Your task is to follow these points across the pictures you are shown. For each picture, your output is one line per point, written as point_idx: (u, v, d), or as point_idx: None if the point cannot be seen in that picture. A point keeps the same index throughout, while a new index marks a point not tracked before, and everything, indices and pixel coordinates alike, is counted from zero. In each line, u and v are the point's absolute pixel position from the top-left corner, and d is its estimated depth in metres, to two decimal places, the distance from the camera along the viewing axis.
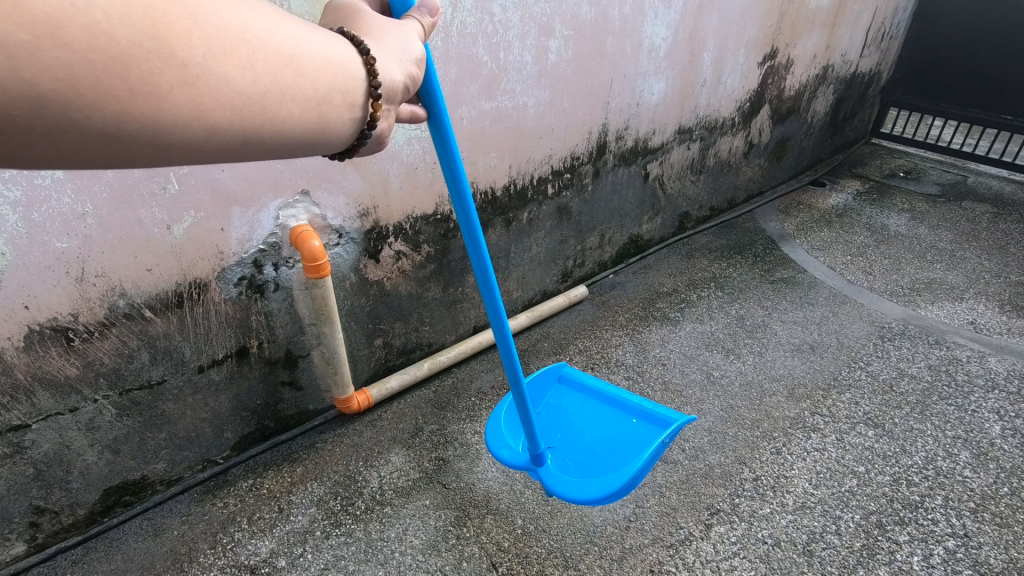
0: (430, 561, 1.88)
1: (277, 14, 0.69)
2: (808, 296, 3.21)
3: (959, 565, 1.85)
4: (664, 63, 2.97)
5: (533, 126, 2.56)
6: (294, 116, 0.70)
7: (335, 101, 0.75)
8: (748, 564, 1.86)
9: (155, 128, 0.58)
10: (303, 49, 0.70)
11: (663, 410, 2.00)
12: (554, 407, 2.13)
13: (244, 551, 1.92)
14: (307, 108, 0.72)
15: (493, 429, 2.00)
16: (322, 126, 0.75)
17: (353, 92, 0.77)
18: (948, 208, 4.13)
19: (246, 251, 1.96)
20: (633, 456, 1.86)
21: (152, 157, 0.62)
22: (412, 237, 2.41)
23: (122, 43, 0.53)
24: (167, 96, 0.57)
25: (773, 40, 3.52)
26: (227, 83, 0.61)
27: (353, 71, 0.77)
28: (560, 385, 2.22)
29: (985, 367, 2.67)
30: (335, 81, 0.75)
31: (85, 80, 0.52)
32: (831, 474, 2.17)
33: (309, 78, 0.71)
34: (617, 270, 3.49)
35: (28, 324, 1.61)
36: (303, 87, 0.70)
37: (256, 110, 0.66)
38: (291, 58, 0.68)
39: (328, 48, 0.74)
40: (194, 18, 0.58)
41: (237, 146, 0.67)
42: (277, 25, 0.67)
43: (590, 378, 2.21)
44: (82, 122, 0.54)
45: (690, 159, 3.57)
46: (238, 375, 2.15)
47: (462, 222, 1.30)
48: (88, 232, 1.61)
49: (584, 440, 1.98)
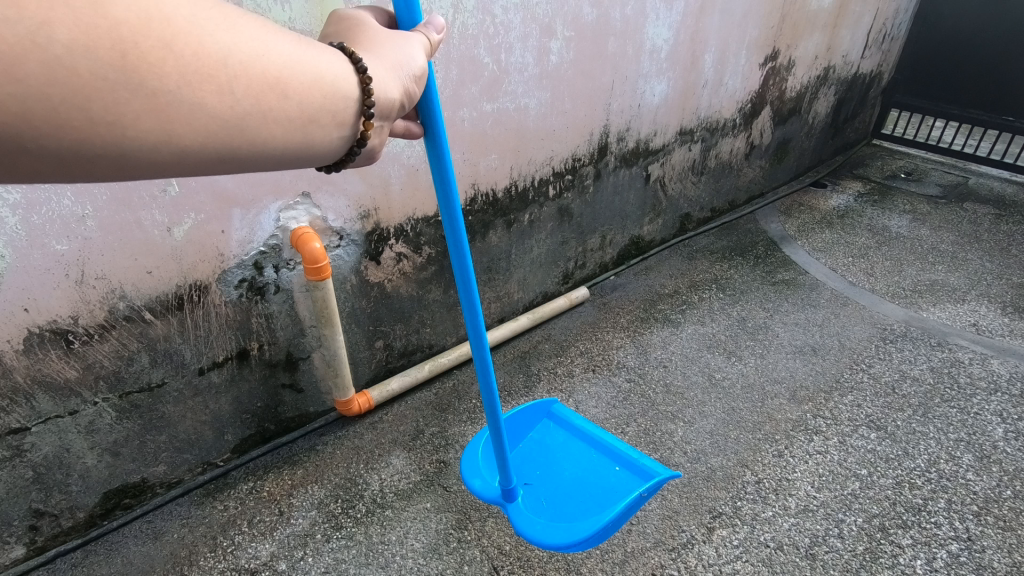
0: (430, 565, 1.87)
1: (268, 33, 0.69)
2: (809, 298, 3.20)
3: (962, 569, 1.84)
4: (665, 64, 2.96)
5: (534, 127, 2.55)
6: (276, 137, 0.70)
7: (323, 121, 0.75)
8: (750, 568, 1.85)
9: (119, 153, 0.59)
10: (294, 72, 0.70)
11: (649, 462, 1.92)
12: (536, 444, 2.04)
13: (245, 555, 1.91)
14: (292, 130, 0.71)
15: (470, 457, 1.92)
16: (308, 146, 0.75)
17: (345, 111, 0.77)
18: (950, 210, 4.12)
19: (246, 253, 1.96)
20: (607, 505, 1.78)
21: (118, 177, 0.62)
22: (413, 239, 2.40)
23: (83, 74, 0.53)
24: (132, 124, 0.57)
25: (774, 41, 3.52)
26: (203, 110, 0.61)
27: (347, 90, 0.76)
28: (548, 422, 2.12)
29: (988, 371, 2.65)
30: (323, 102, 0.74)
31: (39, 112, 0.52)
32: (833, 477, 2.16)
33: (296, 100, 0.70)
34: (618, 271, 3.48)
35: (27, 327, 1.61)
36: (289, 109, 0.70)
37: (234, 133, 0.65)
38: (275, 81, 0.67)
39: (321, 67, 0.73)
40: (171, 46, 0.58)
41: (213, 164, 0.67)
42: (264, 47, 0.67)
43: (580, 420, 2.11)
44: (38, 150, 0.55)
45: (692, 161, 3.56)
46: (238, 378, 2.14)
47: (450, 240, 1.26)
48: (89, 235, 1.60)
49: (561, 481, 1.90)
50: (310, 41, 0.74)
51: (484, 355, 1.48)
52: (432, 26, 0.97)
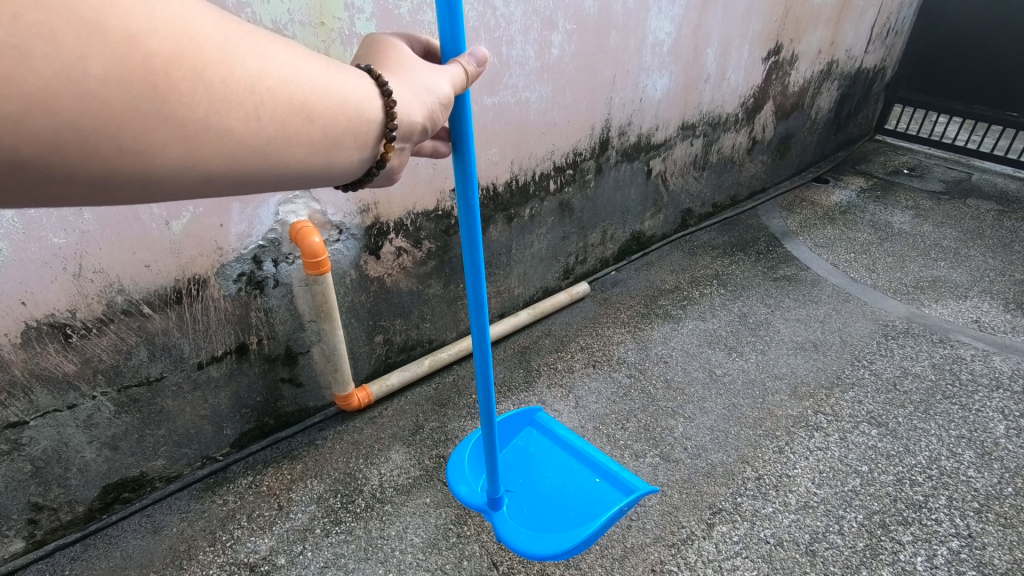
0: (430, 560, 1.87)
1: (294, 57, 0.70)
2: (811, 294, 3.19)
3: (962, 566, 1.84)
4: (667, 58, 2.94)
5: (535, 121, 2.54)
6: (297, 158, 0.72)
7: (343, 142, 0.77)
8: (750, 564, 1.85)
9: (146, 178, 0.60)
10: (319, 96, 0.71)
11: (630, 476, 1.89)
12: (518, 453, 2.02)
13: (244, 549, 1.91)
14: (314, 151, 0.73)
15: (456, 462, 1.92)
16: (328, 167, 0.77)
17: (365, 133, 0.79)
18: (953, 206, 4.10)
19: (245, 247, 1.95)
20: (589, 516, 1.77)
21: (141, 199, 0.63)
22: (413, 233, 2.39)
23: (120, 105, 0.54)
24: (161, 152, 0.59)
25: (777, 35, 3.49)
26: (228, 136, 0.63)
27: (367, 111, 0.78)
28: (532, 431, 2.11)
29: (990, 368, 2.64)
30: (345, 123, 0.76)
31: (72, 142, 0.53)
32: (834, 473, 2.16)
33: (318, 123, 0.72)
34: (619, 267, 3.46)
35: (25, 320, 1.60)
36: (312, 133, 0.72)
37: (257, 155, 0.67)
38: (300, 106, 0.69)
39: (343, 88, 0.75)
40: (201, 76, 0.59)
41: (234, 185, 0.69)
42: (291, 73, 0.69)
43: (565, 434, 2.08)
44: (68, 178, 0.56)
45: (693, 156, 3.54)
46: (237, 372, 2.14)
47: (466, 252, 1.25)
48: (87, 228, 1.59)
49: (541, 492, 1.87)
50: (334, 63, 0.76)
51: (484, 357, 1.46)
52: (475, 58, 0.96)
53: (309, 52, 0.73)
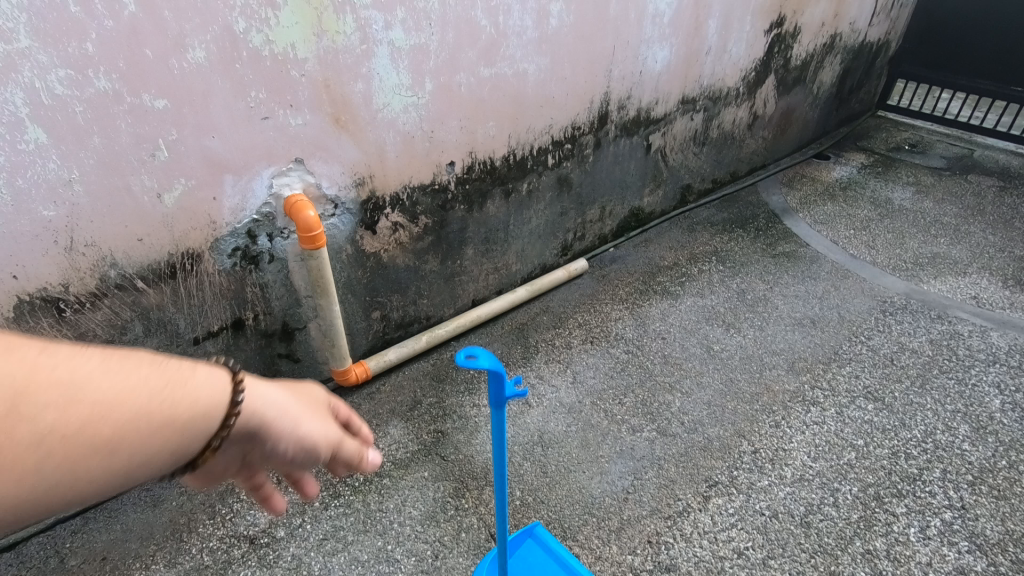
0: (428, 532, 1.88)
1: (108, 374, 0.59)
2: (810, 270, 3.18)
3: (955, 537, 1.86)
4: (668, 30, 2.89)
5: (533, 94, 2.50)
6: (91, 493, 0.58)
7: (167, 456, 0.64)
8: (746, 536, 1.87)
9: None
10: (141, 426, 0.60)
11: None
12: (519, 575, 1.68)
13: (244, 521, 1.92)
14: (119, 475, 0.60)
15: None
16: (142, 481, 0.63)
17: (196, 439, 0.66)
18: (954, 182, 4.07)
19: (239, 221, 1.92)
20: None
21: None
22: (409, 208, 2.37)
23: None
24: None
25: (780, 6, 3.42)
26: None
27: (203, 422, 0.66)
28: (529, 546, 1.76)
29: (987, 343, 2.65)
30: (164, 442, 0.62)
31: None
32: (829, 446, 2.17)
33: (128, 450, 0.59)
34: (618, 243, 3.44)
35: (17, 294, 1.59)
36: (115, 471, 0.59)
37: (27, 509, 0.54)
38: (101, 441, 0.57)
39: (176, 397, 0.64)
40: None
41: None
42: (95, 399, 0.57)
43: (575, 560, 1.73)
44: None
45: (693, 131, 3.50)
46: (233, 347, 2.13)
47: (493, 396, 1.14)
48: (76, 200, 1.57)
49: None
50: (190, 373, 0.67)
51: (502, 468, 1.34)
52: (370, 458, 0.87)
53: (163, 360, 0.66)
